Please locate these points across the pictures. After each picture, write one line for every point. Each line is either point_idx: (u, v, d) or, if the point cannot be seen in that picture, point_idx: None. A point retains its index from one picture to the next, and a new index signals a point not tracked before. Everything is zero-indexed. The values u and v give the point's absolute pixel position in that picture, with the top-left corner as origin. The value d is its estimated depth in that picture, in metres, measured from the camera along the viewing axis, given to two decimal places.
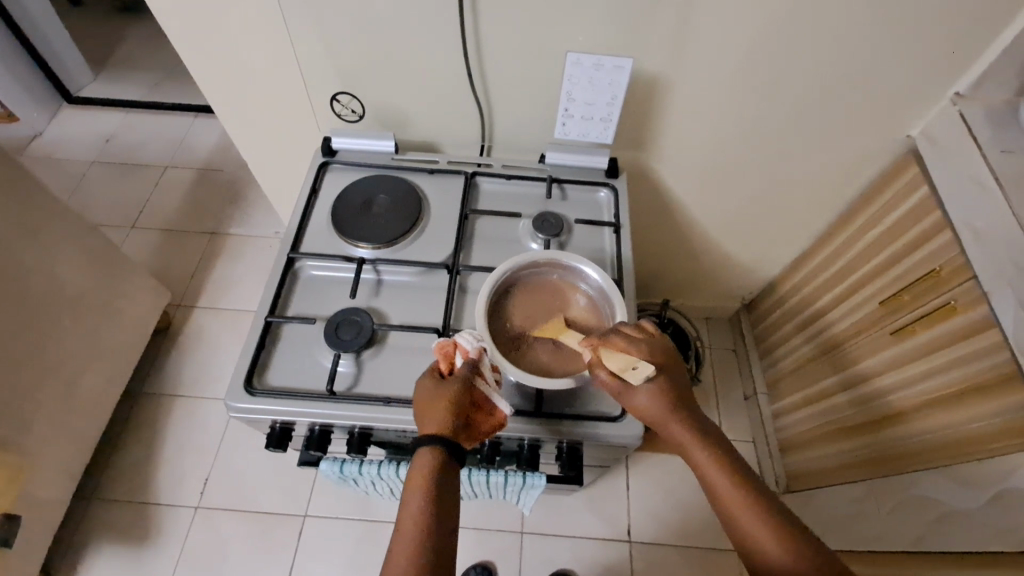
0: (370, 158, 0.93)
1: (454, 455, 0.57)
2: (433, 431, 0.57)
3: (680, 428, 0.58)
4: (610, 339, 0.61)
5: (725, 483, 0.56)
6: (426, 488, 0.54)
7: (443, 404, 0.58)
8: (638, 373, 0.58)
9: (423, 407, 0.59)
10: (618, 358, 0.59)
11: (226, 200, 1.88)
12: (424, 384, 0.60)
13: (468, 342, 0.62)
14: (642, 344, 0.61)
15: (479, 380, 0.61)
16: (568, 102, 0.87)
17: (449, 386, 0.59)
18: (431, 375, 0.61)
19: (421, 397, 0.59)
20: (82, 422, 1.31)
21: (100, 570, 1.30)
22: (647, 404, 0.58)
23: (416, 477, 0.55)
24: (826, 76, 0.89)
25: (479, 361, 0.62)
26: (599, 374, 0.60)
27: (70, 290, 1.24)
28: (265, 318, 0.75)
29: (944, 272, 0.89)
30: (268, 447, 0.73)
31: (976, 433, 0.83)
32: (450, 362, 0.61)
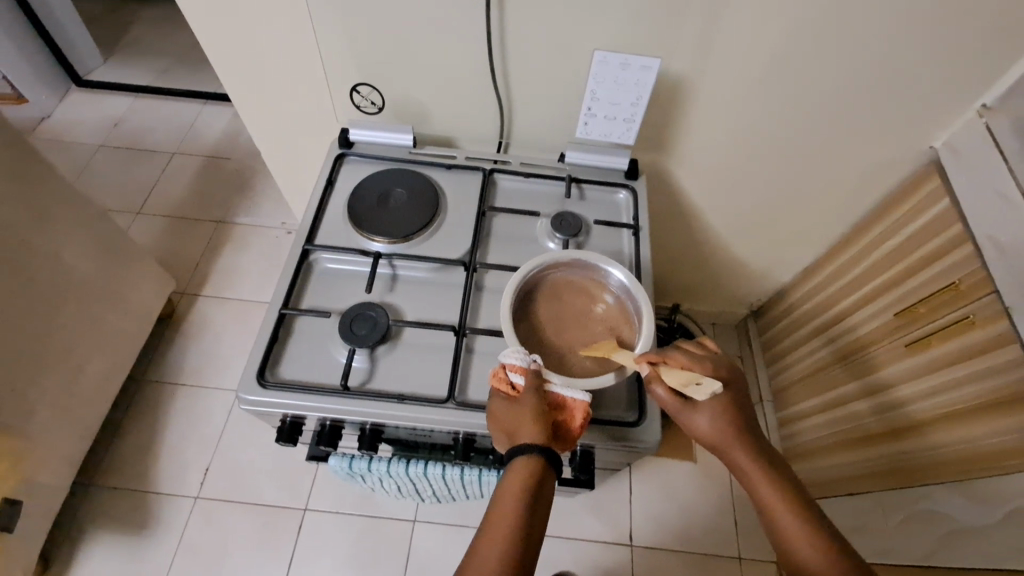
0: (389, 151, 0.92)
1: (552, 461, 0.56)
2: (524, 443, 0.56)
3: (735, 443, 0.59)
4: (669, 355, 0.61)
5: (774, 497, 0.57)
6: (521, 489, 0.54)
7: (527, 418, 0.58)
8: (704, 388, 0.57)
9: (506, 426, 0.59)
10: (680, 374, 0.58)
11: (233, 189, 1.87)
12: (499, 408, 0.60)
13: (520, 358, 0.61)
14: (704, 362, 0.61)
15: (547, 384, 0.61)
16: (592, 101, 0.85)
17: (524, 401, 0.59)
18: (501, 399, 0.60)
19: (500, 419, 0.59)
20: (85, 407, 1.30)
21: (97, 557, 1.29)
22: (705, 420, 0.59)
23: (516, 474, 0.55)
24: (853, 83, 0.88)
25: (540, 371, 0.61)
26: (656, 390, 0.59)
27: (75, 274, 1.23)
28: (278, 310, 0.74)
29: (964, 285, 0.88)
30: (278, 440, 0.72)
31: (991, 450, 0.82)
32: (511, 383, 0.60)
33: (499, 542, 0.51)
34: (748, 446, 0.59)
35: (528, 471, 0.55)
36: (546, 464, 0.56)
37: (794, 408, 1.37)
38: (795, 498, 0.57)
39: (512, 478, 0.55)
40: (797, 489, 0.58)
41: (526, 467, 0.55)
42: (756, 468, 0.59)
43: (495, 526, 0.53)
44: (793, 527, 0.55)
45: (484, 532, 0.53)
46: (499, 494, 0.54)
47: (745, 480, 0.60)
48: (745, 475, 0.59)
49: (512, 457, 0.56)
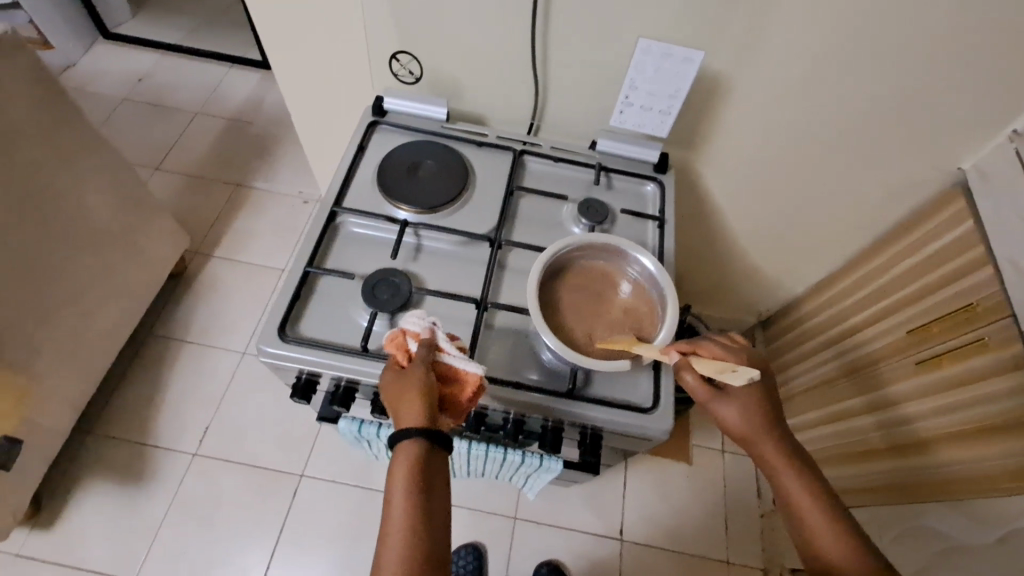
0: (422, 123, 0.92)
1: (437, 438, 0.56)
2: (407, 420, 0.56)
3: (764, 436, 0.61)
4: (700, 344, 0.63)
5: (800, 491, 0.59)
6: (409, 475, 0.54)
7: (413, 388, 0.58)
8: (739, 374, 0.56)
9: (393, 401, 0.59)
10: (713, 363, 0.59)
11: (253, 154, 1.87)
12: (389, 377, 0.61)
13: (417, 323, 0.64)
14: (737, 353, 0.62)
15: (438, 355, 0.63)
16: (630, 89, 0.86)
17: (416, 369, 0.60)
18: (392, 368, 0.61)
19: (389, 393, 0.60)
20: (91, 354, 1.30)
21: (92, 504, 1.30)
22: (735, 410, 0.60)
23: (400, 464, 0.55)
24: (888, 96, 0.88)
25: (436, 340, 0.64)
26: (686, 377, 0.61)
27: (93, 221, 1.23)
28: (303, 268, 0.74)
29: (981, 307, 0.88)
30: (292, 396, 0.73)
31: (994, 471, 0.83)
32: (405, 350, 0.63)
33: (400, 539, 0.52)
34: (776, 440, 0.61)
35: (413, 451, 0.55)
36: (431, 435, 0.56)
37: (795, 419, 1.38)
38: (819, 493, 0.59)
39: (398, 466, 0.55)
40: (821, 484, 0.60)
41: (410, 446, 0.55)
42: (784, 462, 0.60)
43: (391, 522, 0.53)
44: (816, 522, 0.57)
45: (383, 535, 0.52)
46: (387, 488, 0.54)
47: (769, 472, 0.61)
48: (771, 468, 0.61)
49: (397, 440, 0.56)
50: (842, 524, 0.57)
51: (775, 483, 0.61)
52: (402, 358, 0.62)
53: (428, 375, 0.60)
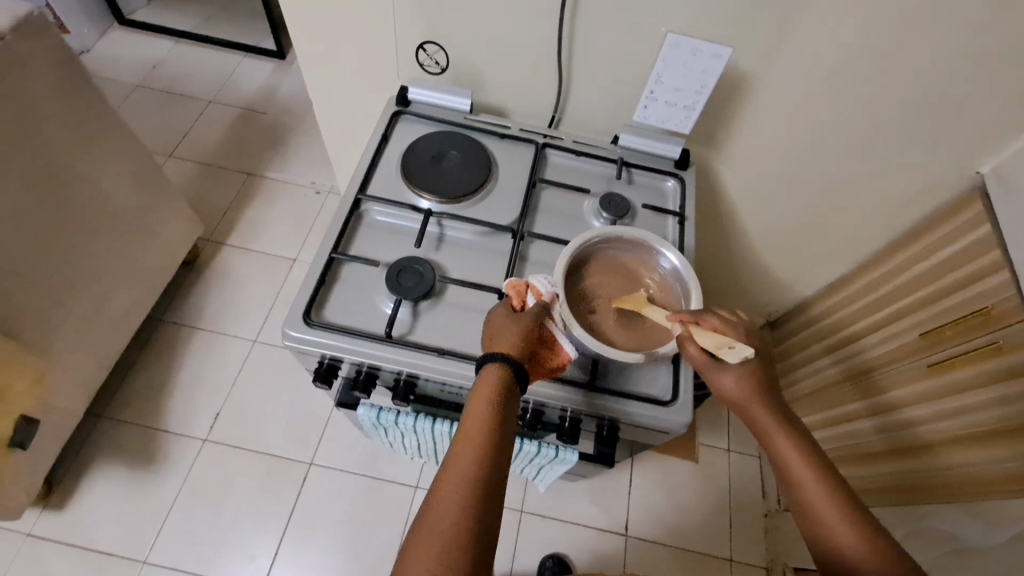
0: (445, 113, 0.92)
1: (518, 378, 0.57)
2: (501, 349, 0.58)
3: (757, 403, 0.59)
4: (704, 316, 0.63)
5: (796, 458, 0.57)
6: (490, 395, 0.55)
7: (515, 333, 0.60)
8: (735, 352, 0.58)
9: (491, 333, 0.61)
10: (713, 336, 0.60)
11: (267, 143, 1.87)
12: (498, 311, 0.63)
13: (543, 284, 0.65)
14: (739, 327, 0.61)
15: (548, 321, 0.63)
16: (655, 84, 0.86)
17: (525, 317, 0.62)
18: (504, 307, 0.63)
19: (492, 325, 0.61)
20: (106, 338, 1.31)
21: (102, 486, 1.31)
22: (731, 379, 0.60)
23: (485, 382, 0.56)
24: (911, 97, 0.88)
25: (552, 308, 0.65)
26: (688, 348, 0.62)
27: (111, 204, 1.24)
28: (328, 254, 0.75)
29: (995, 311, 0.89)
30: (314, 381, 0.73)
31: (1002, 474, 0.84)
32: (524, 300, 0.65)
33: (471, 447, 0.52)
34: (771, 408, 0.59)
35: (500, 376, 0.56)
36: (518, 376, 0.57)
37: (800, 420, 1.38)
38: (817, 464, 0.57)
39: (484, 385, 0.56)
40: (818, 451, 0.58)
41: (499, 372, 0.56)
42: (778, 430, 0.58)
43: (466, 429, 0.53)
44: (813, 489, 0.56)
45: (456, 441, 0.53)
46: (470, 398, 0.55)
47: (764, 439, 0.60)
48: (766, 436, 0.59)
49: (486, 361, 0.58)
50: (840, 492, 0.55)
51: (771, 454, 0.59)
52: (518, 304, 0.64)
53: (534, 331, 0.61)
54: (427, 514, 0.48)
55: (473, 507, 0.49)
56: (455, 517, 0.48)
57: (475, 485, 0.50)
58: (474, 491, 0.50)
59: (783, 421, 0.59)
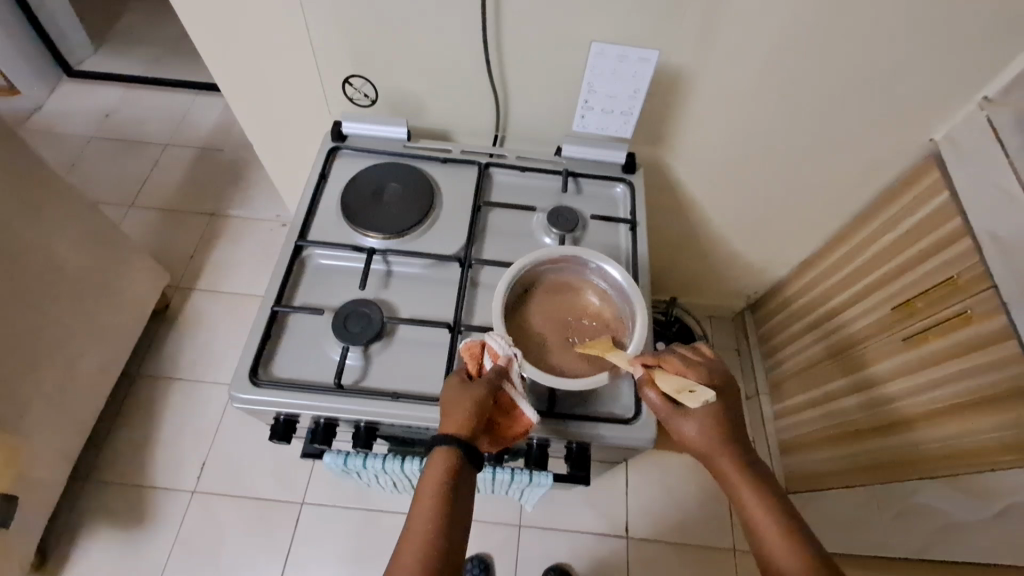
0: (383, 144, 0.90)
1: (470, 455, 0.57)
2: (452, 428, 0.58)
3: (723, 455, 0.59)
4: (665, 359, 0.62)
5: (761, 511, 0.56)
6: (444, 476, 0.55)
7: (465, 405, 0.58)
8: (696, 396, 0.56)
9: (443, 405, 0.60)
10: (675, 380, 0.58)
11: (227, 181, 1.85)
12: (455, 381, 0.62)
13: (500, 344, 0.62)
14: (701, 370, 0.61)
15: (506, 381, 0.61)
16: (589, 94, 0.84)
17: (477, 385, 0.60)
18: (456, 375, 0.62)
19: (444, 395, 0.61)
20: (80, 403, 1.29)
21: (93, 552, 1.29)
22: (694, 429, 0.59)
23: (438, 459, 0.56)
24: (852, 74, 0.86)
25: (507, 369, 0.62)
26: (649, 394, 0.60)
27: (68, 268, 1.22)
28: (271, 307, 0.73)
29: (962, 279, 0.86)
30: (272, 438, 0.72)
31: (983, 444, 0.82)
32: (478, 362, 0.63)
33: (415, 555, 0.51)
34: (735, 459, 0.58)
35: (446, 474, 0.55)
36: (468, 459, 0.57)
37: (786, 401, 1.37)
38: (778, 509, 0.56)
39: (429, 482, 0.55)
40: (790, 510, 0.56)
41: (444, 466, 0.56)
42: (746, 485, 0.57)
43: (422, 503, 0.54)
44: (781, 552, 0.53)
45: (400, 547, 0.52)
46: (425, 474, 0.56)
47: (732, 496, 0.58)
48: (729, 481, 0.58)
49: (437, 441, 0.57)
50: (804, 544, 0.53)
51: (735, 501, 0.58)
52: (473, 369, 0.62)
53: (487, 400, 0.59)
54: None
55: None
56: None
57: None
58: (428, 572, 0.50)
59: (751, 476, 0.58)
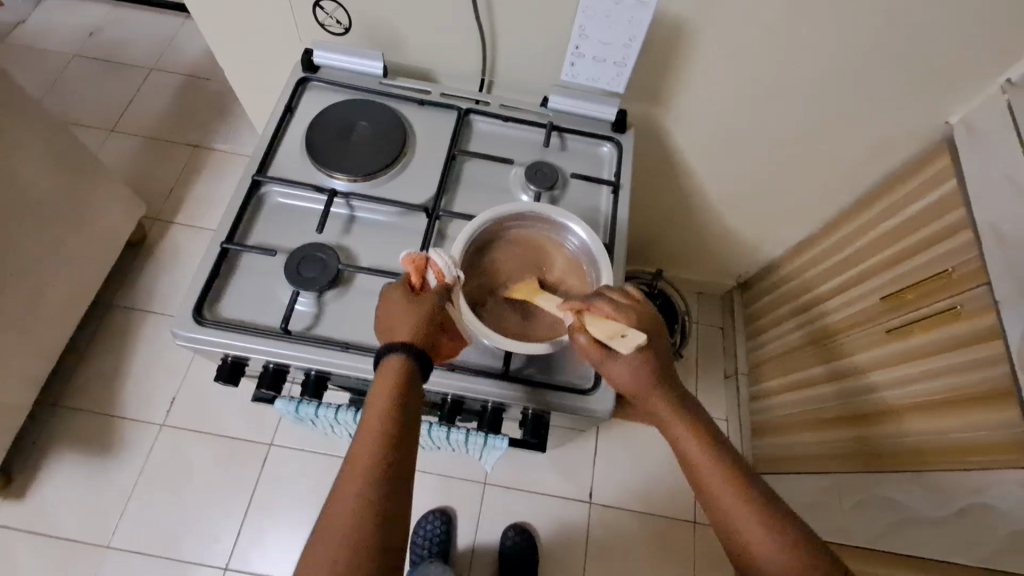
0: (357, 79, 0.84)
1: (420, 368, 0.55)
2: (400, 336, 0.56)
3: (662, 407, 0.57)
4: (594, 303, 0.58)
5: (697, 452, 0.55)
6: (397, 379, 0.54)
7: (412, 321, 0.56)
8: (625, 341, 0.54)
9: (387, 314, 0.58)
10: (605, 325, 0.55)
11: (212, 112, 1.76)
12: (395, 293, 0.58)
13: (445, 263, 0.59)
14: (631, 310, 0.57)
15: (451, 303, 0.59)
16: (580, 38, 0.77)
17: (425, 302, 0.57)
18: (401, 286, 0.59)
19: (386, 304, 0.58)
20: (48, 328, 1.27)
21: (60, 475, 1.30)
22: (626, 374, 0.56)
23: (391, 365, 0.54)
24: (866, 40, 0.80)
25: (452, 289, 0.59)
26: (579, 339, 0.57)
27: (31, 189, 1.17)
28: (221, 244, 0.69)
29: (957, 273, 0.82)
30: (218, 379, 0.69)
31: (961, 442, 0.77)
32: (421, 276, 0.59)
33: (360, 478, 0.49)
34: (676, 411, 0.57)
35: (392, 398, 0.52)
36: (417, 369, 0.55)
37: (764, 384, 1.35)
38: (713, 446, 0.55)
39: (374, 405, 0.52)
40: (721, 441, 0.56)
41: (390, 391, 0.53)
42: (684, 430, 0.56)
43: (375, 399, 0.53)
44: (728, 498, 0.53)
45: (344, 471, 0.50)
46: (378, 375, 0.54)
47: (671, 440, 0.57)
48: (663, 423, 0.57)
49: (384, 358, 0.55)
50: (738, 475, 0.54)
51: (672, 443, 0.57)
52: (415, 281, 0.59)
53: (432, 319, 0.57)
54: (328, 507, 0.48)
55: (373, 496, 0.48)
56: (345, 557, 0.45)
57: (367, 519, 0.47)
58: (380, 463, 0.50)
59: (693, 424, 0.56)
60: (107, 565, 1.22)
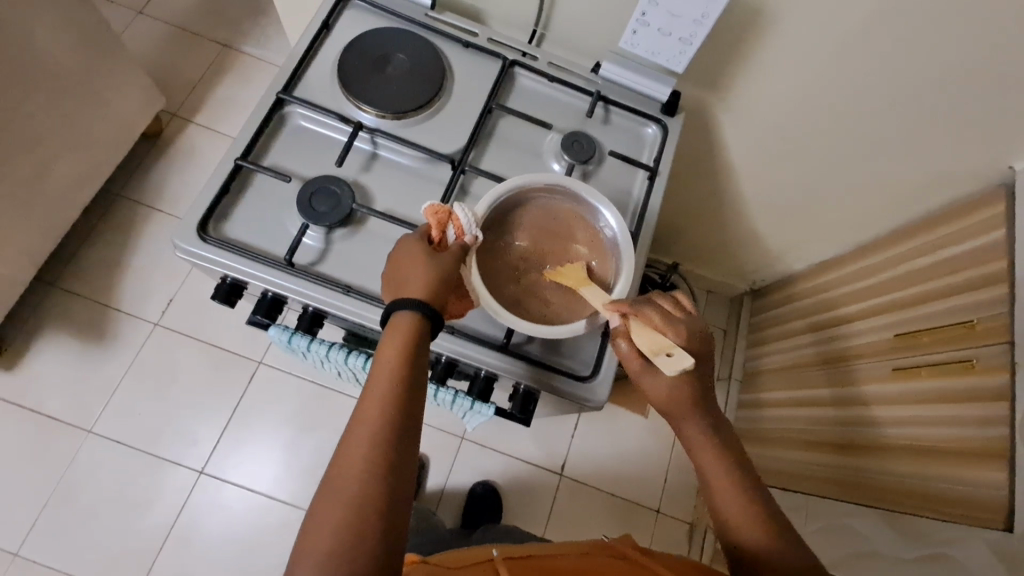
0: (402, 7, 0.78)
1: (432, 321, 0.53)
2: (413, 292, 0.53)
3: (690, 424, 0.57)
4: (642, 309, 0.56)
5: (714, 468, 0.56)
6: (406, 334, 0.52)
7: (425, 273, 0.54)
8: (671, 362, 0.51)
9: (399, 268, 0.55)
10: (649, 338, 0.53)
11: (246, 10, 1.67)
12: (413, 241, 0.56)
13: (467, 219, 0.57)
14: (678, 326, 0.56)
15: (466, 263, 0.57)
16: (648, 5, 0.70)
17: (442, 257, 0.55)
18: (419, 238, 0.56)
19: (399, 257, 0.55)
20: (54, 207, 1.26)
21: (51, 354, 1.31)
22: (663, 391, 0.56)
23: (401, 320, 0.52)
24: (949, 59, 0.73)
25: (469, 248, 0.58)
26: (621, 344, 0.56)
27: (46, 59, 1.12)
28: (235, 160, 0.66)
29: (980, 327, 0.77)
30: (215, 298, 0.67)
31: (937, 492, 0.77)
32: (442, 229, 0.57)
33: (369, 434, 0.48)
34: (702, 428, 0.57)
35: (402, 352, 0.51)
36: (429, 321, 0.53)
37: (755, 395, 1.34)
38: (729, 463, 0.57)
39: (384, 362, 0.50)
40: (739, 461, 0.57)
41: (401, 344, 0.51)
42: (706, 447, 0.57)
43: (382, 355, 0.51)
44: (741, 517, 0.54)
45: (351, 427, 0.49)
46: (387, 329, 0.53)
47: (692, 456, 0.58)
48: (689, 442, 0.58)
49: (395, 310, 0.53)
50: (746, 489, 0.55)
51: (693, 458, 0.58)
52: (436, 235, 0.56)
53: (450, 277, 0.55)
54: (335, 463, 0.47)
55: (381, 453, 0.47)
56: (353, 512, 0.44)
57: (377, 475, 0.46)
58: (387, 420, 0.48)
59: (716, 443, 0.57)
60: (88, 448, 1.26)
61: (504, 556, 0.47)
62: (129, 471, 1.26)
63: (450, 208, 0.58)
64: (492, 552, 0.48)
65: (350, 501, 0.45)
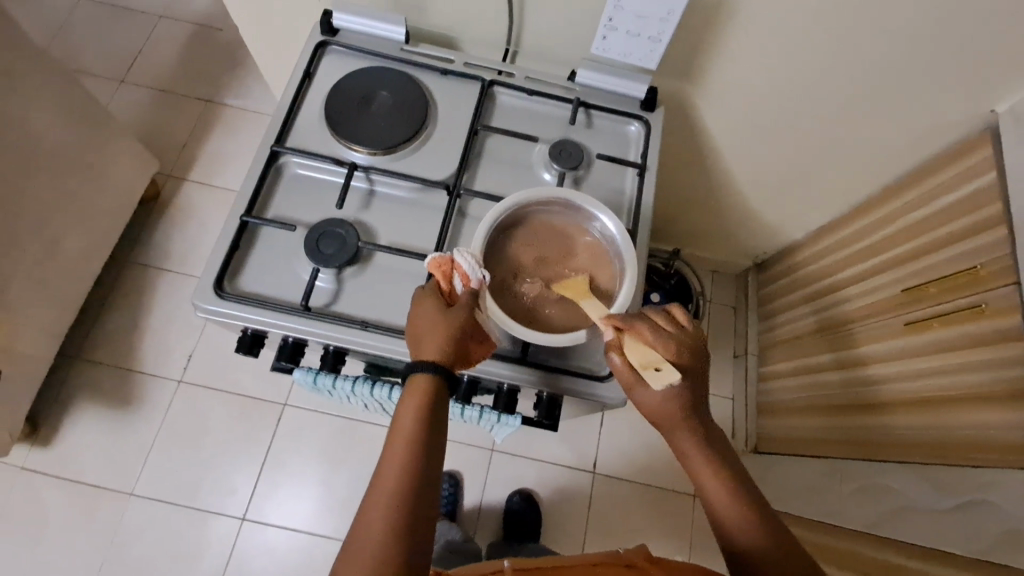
0: (378, 45, 0.81)
1: (447, 376, 0.56)
2: (428, 353, 0.56)
3: (681, 429, 0.57)
4: (635, 324, 0.58)
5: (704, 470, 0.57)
6: (425, 387, 0.54)
7: (438, 331, 0.56)
8: (659, 376, 0.56)
9: (416, 327, 0.58)
10: (645, 354, 0.56)
11: (224, 64, 1.71)
12: (425, 300, 0.58)
13: (469, 265, 0.58)
14: (672, 339, 0.57)
15: (478, 307, 0.59)
16: (614, 10, 0.72)
17: (452, 311, 0.57)
18: (429, 295, 0.59)
19: (415, 315, 0.58)
20: (67, 281, 1.30)
21: (83, 425, 1.34)
22: (655, 400, 0.56)
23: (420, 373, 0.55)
24: (914, 17, 0.75)
25: (479, 291, 0.59)
26: (612, 357, 0.57)
27: (43, 140, 1.16)
28: (241, 217, 0.69)
29: (984, 272, 0.78)
30: (239, 350, 0.69)
31: (962, 439, 0.77)
32: (449, 281, 0.58)
33: (392, 482, 0.50)
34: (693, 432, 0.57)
35: (422, 404, 0.53)
36: (445, 375, 0.55)
37: (771, 367, 1.35)
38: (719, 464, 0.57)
39: (406, 413, 0.53)
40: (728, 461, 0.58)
41: (421, 396, 0.54)
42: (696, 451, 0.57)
43: (405, 407, 0.54)
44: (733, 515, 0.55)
45: (376, 476, 0.51)
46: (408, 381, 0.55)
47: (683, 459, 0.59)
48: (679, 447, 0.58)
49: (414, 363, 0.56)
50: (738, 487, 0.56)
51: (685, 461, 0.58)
52: (445, 288, 0.58)
53: (463, 328, 0.57)
54: (362, 511, 0.49)
55: (404, 502, 0.49)
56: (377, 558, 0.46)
57: (400, 523, 0.48)
58: (410, 469, 0.51)
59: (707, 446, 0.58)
60: (131, 509, 1.29)
61: (513, 567, 0.51)
62: (173, 527, 1.28)
63: (452, 256, 0.59)
64: (502, 564, 0.52)
65: (375, 549, 0.47)
